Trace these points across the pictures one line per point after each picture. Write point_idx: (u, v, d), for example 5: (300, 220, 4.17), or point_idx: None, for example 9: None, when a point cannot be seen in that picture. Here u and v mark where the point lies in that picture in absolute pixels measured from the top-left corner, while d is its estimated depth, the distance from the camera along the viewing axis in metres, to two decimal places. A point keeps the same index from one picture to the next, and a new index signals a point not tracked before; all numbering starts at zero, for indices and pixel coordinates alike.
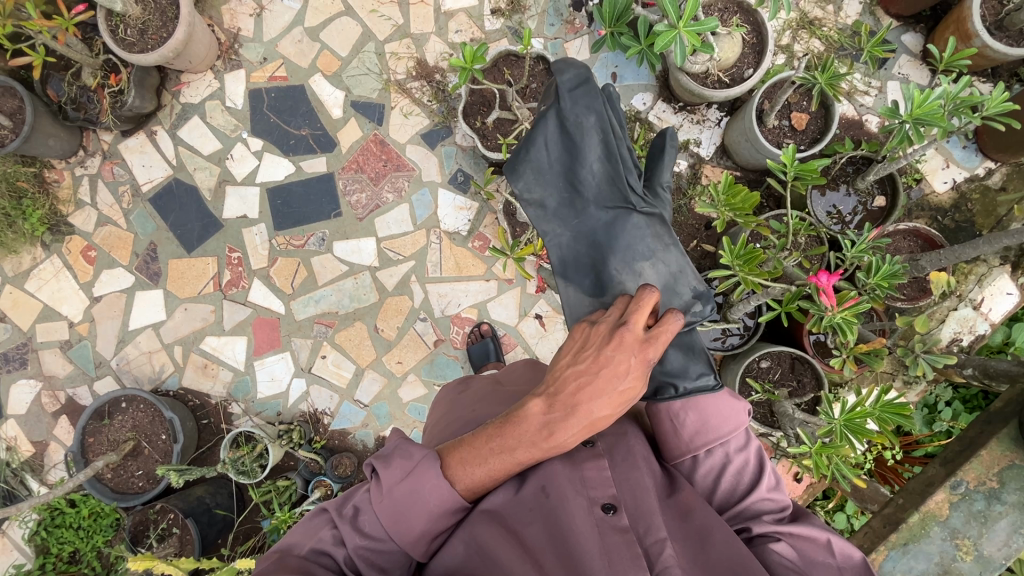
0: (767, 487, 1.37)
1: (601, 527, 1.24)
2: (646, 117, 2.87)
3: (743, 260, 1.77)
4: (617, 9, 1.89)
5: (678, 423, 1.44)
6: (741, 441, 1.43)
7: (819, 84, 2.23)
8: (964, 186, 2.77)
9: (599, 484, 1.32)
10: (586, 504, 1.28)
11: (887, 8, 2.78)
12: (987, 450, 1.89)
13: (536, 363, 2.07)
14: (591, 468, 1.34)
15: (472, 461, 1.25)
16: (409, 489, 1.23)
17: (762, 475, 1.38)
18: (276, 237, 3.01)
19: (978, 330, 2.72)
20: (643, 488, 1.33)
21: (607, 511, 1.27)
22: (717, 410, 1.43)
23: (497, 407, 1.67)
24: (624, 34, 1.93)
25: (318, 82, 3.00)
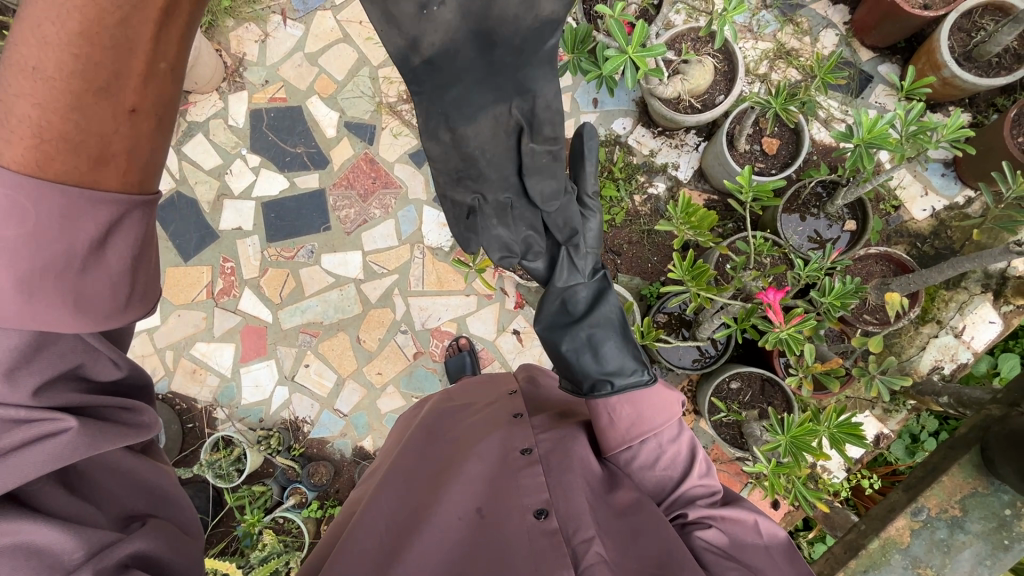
0: (698, 473, 1.41)
1: (532, 533, 1.26)
2: (626, 141, 2.95)
3: (693, 275, 1.81)
4: (578, 35, 1.98)
5: (615, 417, 1.50)
6: (675, 431, 1.46)
7: (774, 109, 2.28)
8: (943, 214, 2.77)
9: (533, 492, 1.36)
10: (519, 511, 1.32)
11: (863, 40, 2.85)
12: (949, 476, 1.86)
13: (490, 381, 2.15)
14: (528, 477, 1.40)
15: (13, 90, 0.78)
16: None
17: (696, 462, 1.42)
18: (267, 248, 3.14)
19: (960, 358, 2.68)
20: (573, 490, 1.34)
21: (539, 516, 1.30)
22: (653, 403, 1.49)
23: (452, 429, 1.75)
24: (585, 60, 2.02)
25: (315, 104, 3.16)
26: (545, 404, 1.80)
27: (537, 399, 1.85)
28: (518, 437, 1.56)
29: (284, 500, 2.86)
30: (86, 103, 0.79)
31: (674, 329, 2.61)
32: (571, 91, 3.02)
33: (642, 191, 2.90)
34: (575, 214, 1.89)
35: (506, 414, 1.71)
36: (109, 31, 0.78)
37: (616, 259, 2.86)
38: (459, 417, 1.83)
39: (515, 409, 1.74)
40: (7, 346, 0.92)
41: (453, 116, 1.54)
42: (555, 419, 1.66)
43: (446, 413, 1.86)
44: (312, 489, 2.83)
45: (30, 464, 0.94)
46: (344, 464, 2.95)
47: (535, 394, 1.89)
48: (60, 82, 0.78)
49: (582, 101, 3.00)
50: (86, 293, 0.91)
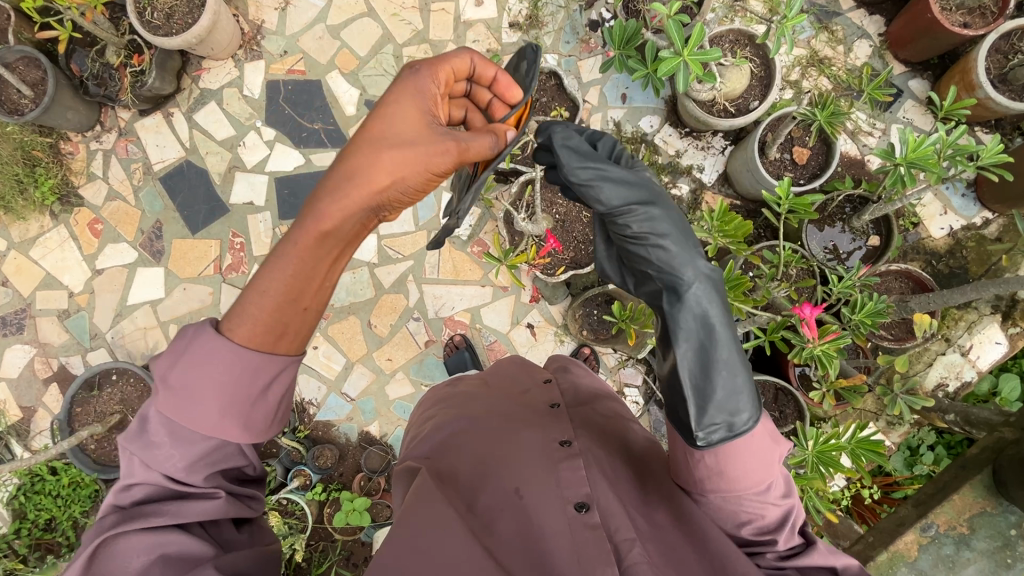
0: (782, 534, 1.22)
1: (573, 526, 1.24)
2: (652, 140, 2.92)
3: (730, 286, 1.91)
4: (626, 33, 1.95)
5: (694, 459, 1.26)
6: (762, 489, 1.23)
7: (818, 121, 2.31)
8: (961, 233, 2.80)
9: (573, 483, 1.32)
10: (558, 503, 1.28)
11: (897, 53, 2.82)
12: (959, 495, 1.92)
13: (526, 361, 2.05)
14: (566, 468, 1.35)
15: (253, 294, 1.06)
16: (185, 377, 1.03)
17: (782, 521, 1.22)
18: (280, 226, 3.06)
19: (965, 376, 2.73)
20: (612, 490, 1.32)
21: (579, 509, 1.27)
22: (744, 462, 1.20)
23: (487, 404, 1.71)
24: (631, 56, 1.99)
25: (335, 79, 3.07)
26: (584, 397, 1.70)
27: (575, 390, 1.75)
28: (553, 428, 1.50)
29: (287, 482, 2.84)
30: (288, 311, 1.08)
31: None
32: (600, 84, 2.97)
33: (665, 192, 2.87)
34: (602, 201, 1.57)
35: (541, 403, 1.66)
36: (318, 265, 1.11)
37: None
38: (488, 395, 1.78)
39: (552, 398, 1.66)
40: (193, 451, 1.06)
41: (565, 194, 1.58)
42: (592, 415, 1.60)
43: (477, 393, 1.81)
44: (316, 472, 2.80)
45: (185, 515, 1.07)
46: (350, 448, 2.94)
47: (570, 386, 1.78)
48: (281, 298, 1.07)
49: (611, 96, 2.95)
50: (252, 417, 1.07)
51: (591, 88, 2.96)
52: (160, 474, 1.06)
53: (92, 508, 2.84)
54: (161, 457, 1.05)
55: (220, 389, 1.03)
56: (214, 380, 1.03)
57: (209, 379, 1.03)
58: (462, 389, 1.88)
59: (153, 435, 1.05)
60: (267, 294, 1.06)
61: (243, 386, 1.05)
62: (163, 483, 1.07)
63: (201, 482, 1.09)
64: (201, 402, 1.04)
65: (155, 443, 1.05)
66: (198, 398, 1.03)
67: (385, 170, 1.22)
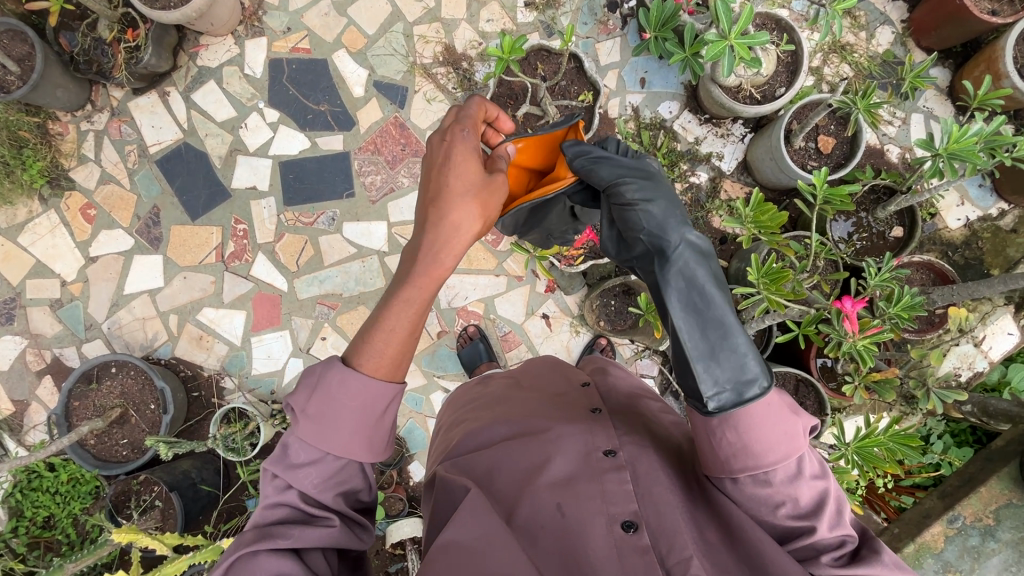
0: (826, 523, 1.12)
1: (621, 548, 1.15)
2: (671, 126, 2.85)
3: (768, 277, 1.88)
4: (663, 16, 2.09)
5: (716, 437, 1.18)
6: (793, 469, 1.15)
7: (855, 111, 2.22)
8: (977, 224, 2.79)
9: (620, 499, 1.22)
10: (605, 522, 1.19)
11: (919, 41, 2.78)
12: (986, 487, 2.06)
13: (558, 363, 1.99)
14: (611, 481, 1.26)
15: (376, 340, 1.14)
16: (322, 403, 1.10)
17: (823, 509, 1.13)
18: (284, 212, 2.95)
19: (977, 366, 2.74)
20: (664, 504, 1.21)
21: (627, 529, 1.18)
22: (766, 433, 1.13)
23: (519, 408, 1.61)
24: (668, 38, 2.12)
25: (342, 58, 2.97)
26: (624, 402, 1.61)
27: (615, 395, 1.67)
28: (598, 434, 1.39)
29: None
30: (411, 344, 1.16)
31: None
32: (617, 68, 2.89)
33: (684, 180, 2.81)
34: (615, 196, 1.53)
35: (581, 408, 1.56)
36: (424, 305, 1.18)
37: None
38: (519, 400, 1.68)
39: (591, 404, 1.58)
40: (325, 471, 1.11)
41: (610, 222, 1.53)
42: (637, 420, 1.49)
43: (510, 397, 1.72)
44: None
45: (311, 531, 1.07)
46: None
47: (608, 390, 1.70)
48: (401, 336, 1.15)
49: (629, 80, 2.87)
50: (375, 437, 1.13)
51: (609, 71, 2.87)
52: (295, 491, 1.10)
53: (93, 505, 2.74)
54: (298, 473, 1.10)
55: (353, 413, 1.10)
56: (349, 404, 1.10)
57: (345, 403, 1.10)
58: (494, 391, 1.80)
59: (294, 457, 1.10)
60: (393, 331, 1.15)
61: (368, 411, 1.12)
62: (295, 499, 1.10)
63: (328, 504, 1.11)
64: (336, 424, 1.10)
65: (295, 464, 1.10)
66: (333, 421, 1.10)
67: (460, 219, 1.22)
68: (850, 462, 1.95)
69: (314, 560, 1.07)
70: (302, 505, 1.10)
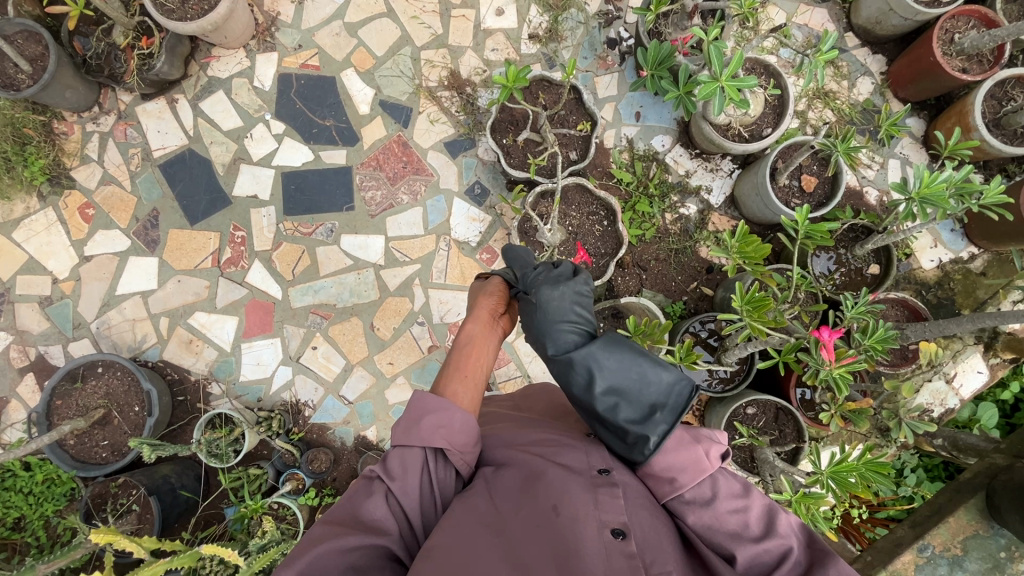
0: (753, 538, 1.19)
1: (608, 551, 1.14)
2: (663, 158, 2.98)
3: (752, 305, 1.97)
4: (660, 56, 2.26)
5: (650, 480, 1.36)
6: (710, 491, 1.29)
7: (836, 153, 2.35)
8: (949, 266, 2.93)
9: (612, 508, 1.24)
10: (596, 526, 1.19)
11: (896, 92, 2.96)
12: (955, 518, 2.16)
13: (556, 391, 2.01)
14: (605, 493, 1.28)
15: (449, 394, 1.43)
16: (415, 416, 1.31)
17: (746, 523, 1.22)
18: (284, 221, 3.00)
19: (949, 403, 2.83)
20: (649, 524, 1.24)
21: (616, 536, 1.18)
22: (672, 460, 1.32)
23: (522, 426, 1.63)
24: (664, 76, 2.26)
25: (349, 77, 3.07)
26: None
27: None
28: (595, 454, 1.43)
29: (279, 485, 2.74)
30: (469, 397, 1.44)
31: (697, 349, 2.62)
32: (614, 101, 3.02)
33: (674, 211, 2.93)
34: (552, 296, 1.69)
35: (577, 430, 1.60)
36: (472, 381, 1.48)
37: (642, 274, 2.85)
38: (522, 421, 1.70)
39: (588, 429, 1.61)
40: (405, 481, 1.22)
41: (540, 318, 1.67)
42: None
43: (506, 418, 1.75)
44: (310, 475, 2.69)
45: (377, 538, 1.13)
46: (345, 453, 2.85)
47: None
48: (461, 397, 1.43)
49: (625, 113, 3.01)
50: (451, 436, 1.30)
51: (606, 104, 3.01)
52: (380, 491, 1.20)
53: (66, 507, 2.69)
54: (386, 477, 1.22)
55: (434, 421, 1.31)
56: (433, 414, 1.31)
57: (429, 411, 1.31)
58: (494, 411, 1.85)
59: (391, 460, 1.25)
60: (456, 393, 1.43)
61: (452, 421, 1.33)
62: (371, 505, 1.17)
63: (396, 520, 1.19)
64: (421, 428, 1.29)
65: (387, 469, 1.23)
66: (418, 426, 1.29)
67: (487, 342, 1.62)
68: (827, 486, 2.00)
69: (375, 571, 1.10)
70: (377, 516, 1.17)
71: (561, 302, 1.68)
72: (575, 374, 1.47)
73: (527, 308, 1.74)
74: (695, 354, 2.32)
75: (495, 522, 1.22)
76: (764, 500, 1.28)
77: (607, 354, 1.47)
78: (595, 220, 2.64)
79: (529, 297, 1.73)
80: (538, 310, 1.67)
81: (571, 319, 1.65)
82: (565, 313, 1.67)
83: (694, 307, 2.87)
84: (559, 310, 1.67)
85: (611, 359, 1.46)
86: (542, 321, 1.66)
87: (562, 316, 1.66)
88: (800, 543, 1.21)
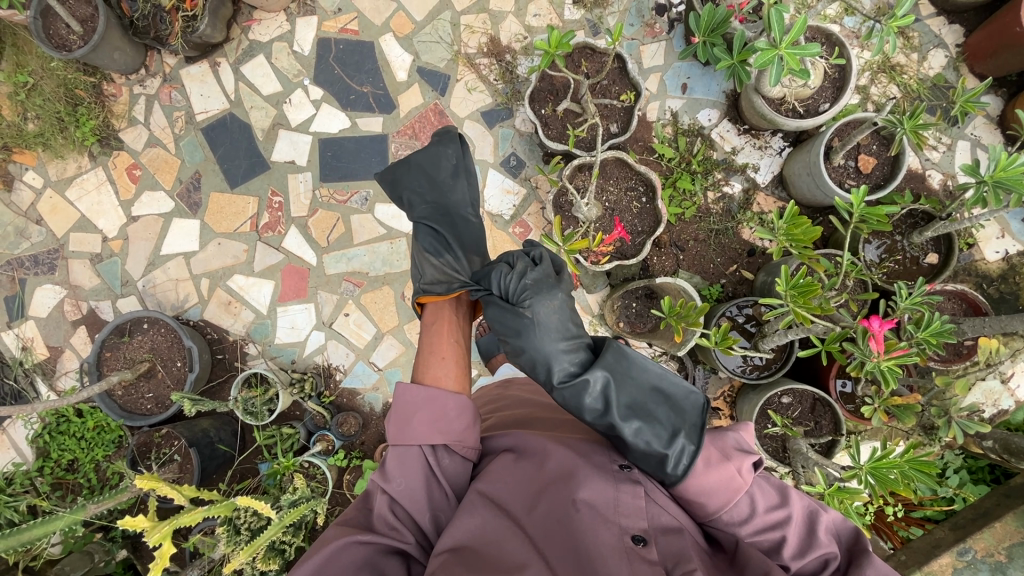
0: (792, 554, 1.18)
1: (629, 557, 1.15)
2: (709, 134, 2.84)
3: (798, 291, 1.87)
4: (714, 21, 2.12)
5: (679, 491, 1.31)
6: (749, 508, 1.23)
7: (900, 131, 2.19)
8: (1016, 258, 2.72)
9: (632, 513, 1.23)
10: (615, 531, 1.19)
11: (973, 66, 2.71)
12: (1001, 523, 2.07)
13: None
14: (626, 493, 1.26)
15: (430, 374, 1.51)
16: (405, 411, 1.38)
17: (789, 539, 1.20)
18: (320, 188, 3.02)
19: (1002, 404, 2.67)
20: (672, 529, 1.24)
21: (636, 542, 1.18)
22: (707, 484, 1.23)
23: (542, 413, 1.63)
24: (717, 44, 2.13)
25: (388, 42, 3.03)
26: None
27: None
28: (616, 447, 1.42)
29: (310, 445, 2.83)
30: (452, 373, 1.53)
31: (732, 334, 2.54)
32: (660, 71, 2.88)
33: (717, 189, 2.80)
34: (537, 307, 1.55)
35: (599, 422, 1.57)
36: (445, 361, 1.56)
37: (678, 254, 2.76)
38: (539, 407, 1.69)
39: None
40: (406, 480, 1.29)
41: (523, 334, 1.54)
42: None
43: (529, 402, 1.74)
44: (340, 438, 2.78)
45: (383, 540, 1.20)
46: (373, 418, 2.91)
47: None
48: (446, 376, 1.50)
49: (671, 84, 2.87)
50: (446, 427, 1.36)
51: (651, 74, 2.87)
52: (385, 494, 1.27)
53: (114, 453, 2.85)
54: (384, 480, 1.29)
55: (424, 413, 1.36)
56: (423, 409, 1.38)
57: (415, 408, 1.37)
58: (516, 395, 1.83)
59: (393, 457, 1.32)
60: (441, 374, 1.50)
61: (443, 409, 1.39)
62: (375, 507, 1.26)
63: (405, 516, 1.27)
64: (411, 426, 1.34)
65: (388, 473, 1.30)
66: (410, 424, 1.35)
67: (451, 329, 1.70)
68: (864, 482, 1.92)
69: (390, 568, 1.19)
70: (384, 515, 1.25)
71: (544, 309, 1.55)
72: (588, 395, 1.34)
73: (516, 324, 1.56)
74: (731, 338, 2.24)
75: (516, 526, 1.24)
76: (800, 504, 1.26)
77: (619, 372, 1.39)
78: (633, 196, 2.55)
79: (518, 310, 1.56)
80: (533, 326, 1.52)
81: (562, 325, 1.53)
82: (556, 323, 1.53)
83: (732, 291, 2.77)
84: (555, 326, 1.53)
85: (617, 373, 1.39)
86: (530, 337, 1.52)
87: (559, 330, 1.52)
88: (836, 543, 1.22)
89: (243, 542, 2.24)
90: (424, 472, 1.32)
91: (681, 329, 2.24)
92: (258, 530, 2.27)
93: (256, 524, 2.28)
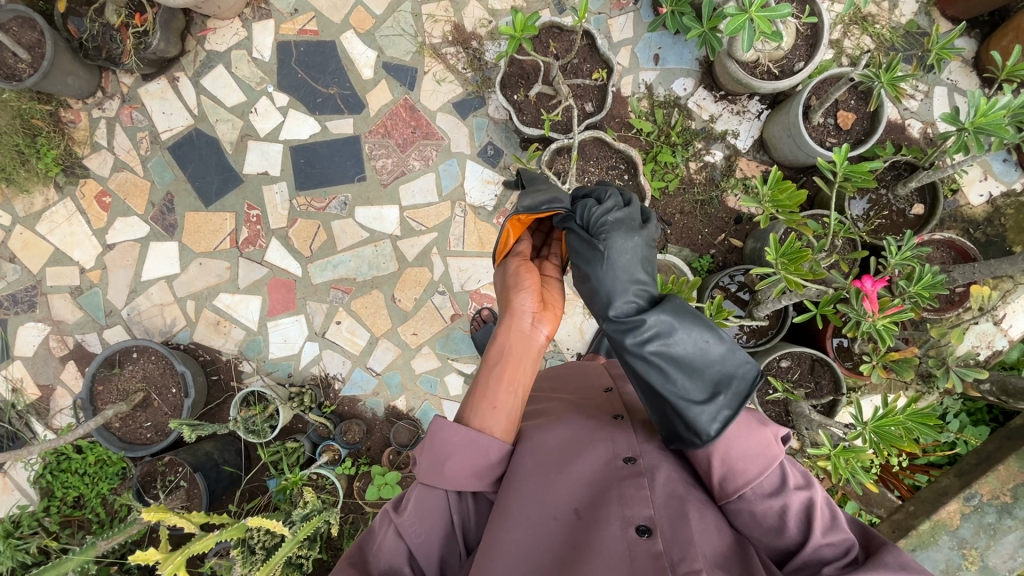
0: (820, 528, 1.11)
1: (632, 552, 1.13)
2: (685, 104, 2.80)
3: (788, 257, 1.85)
4: None
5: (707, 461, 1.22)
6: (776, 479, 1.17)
7: (877, 85, 2.15)
8: (1000, 200, 2.73)
9: (637, 502, 1.22)
10: (619, 524, 1.18)
11: (944, 10, 2.68)
12: (1004, 466, 2.11)
13: (584, 364, 1.95)
14: (630, 486, 1.25)
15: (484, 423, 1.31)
16: (441, 456, 1.24)
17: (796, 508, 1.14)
18: (297, 197, 2.95)
19: (996, 345, 2.69)
20: (679, 512, 1.20)
21: (641, 533, 1.16)
22: (741, 447, 1.18)
23: (547, 411, 1.60)
24: (686, 13, 2.10)
25: (350, 40, 2.94)
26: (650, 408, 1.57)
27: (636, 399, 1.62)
28: (620, 439, 1.39)
29: (317, 457, 2.81)
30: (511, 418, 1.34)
31: (727, 304, 2.53)
32: (631, 44, 2.83)
33: (698, 159, 2.77)
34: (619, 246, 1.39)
35: (603, 411, 1.55)
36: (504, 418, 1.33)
37: (666, 229, 2.73)
38: (543, 407, 1.65)
39: (614, 409, 1.56)
40: (425, 521, 1.24)
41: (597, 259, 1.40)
42: None
43: (533, 401, 1.72)
44: (345, 447, 2.77)
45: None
46: (377, 423, 2.90)
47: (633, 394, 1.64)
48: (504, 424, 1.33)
49: (643, 56, 2.82)
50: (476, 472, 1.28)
51: (622, 48, 2.82)
52: (404, 537, 1.20)
53: (120, 485, 2.83)
54: (405, 518, 1.21)
55: (460, 459, 1.25)
56: (458, 453, 1.26)
57: (454, 450, 1.25)
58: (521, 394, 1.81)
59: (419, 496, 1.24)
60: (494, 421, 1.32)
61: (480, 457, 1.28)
62: (391, 547, 1.20)
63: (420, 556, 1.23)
64: (445, 469, 1.24)
65: (410, 510, 1.22)
66: (444, 467, 1.24)
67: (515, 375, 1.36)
68: (868, 440, 1.94)
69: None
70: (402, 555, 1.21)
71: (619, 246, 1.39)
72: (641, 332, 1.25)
73: (588, 252, 1.43)
74: (725, 310, 2.22)
75: (523, 518, 1.23)
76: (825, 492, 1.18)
77: (683, 314, 1.26)
78: (615, 174, 2.52)
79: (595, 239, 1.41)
80: (602, 261, 1.38)
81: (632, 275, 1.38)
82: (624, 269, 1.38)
83: (723, 260, 2.75)
84: (625, 264, 1.39)
85: (691, 331, 1.25)
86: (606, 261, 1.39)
87: (628, 271, 1.38)
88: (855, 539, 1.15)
89: (259, 561, 2.21)
90: (445, 513, 1.28)
91: (675, 305, 2.21)
92: (273, 548, 2.28)
93: (269, 542, 2.29)
